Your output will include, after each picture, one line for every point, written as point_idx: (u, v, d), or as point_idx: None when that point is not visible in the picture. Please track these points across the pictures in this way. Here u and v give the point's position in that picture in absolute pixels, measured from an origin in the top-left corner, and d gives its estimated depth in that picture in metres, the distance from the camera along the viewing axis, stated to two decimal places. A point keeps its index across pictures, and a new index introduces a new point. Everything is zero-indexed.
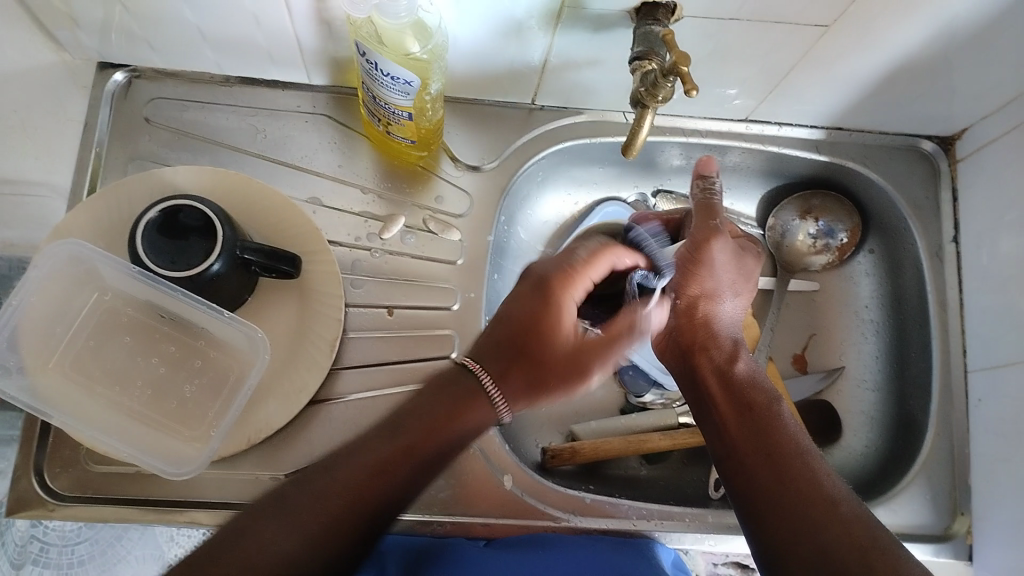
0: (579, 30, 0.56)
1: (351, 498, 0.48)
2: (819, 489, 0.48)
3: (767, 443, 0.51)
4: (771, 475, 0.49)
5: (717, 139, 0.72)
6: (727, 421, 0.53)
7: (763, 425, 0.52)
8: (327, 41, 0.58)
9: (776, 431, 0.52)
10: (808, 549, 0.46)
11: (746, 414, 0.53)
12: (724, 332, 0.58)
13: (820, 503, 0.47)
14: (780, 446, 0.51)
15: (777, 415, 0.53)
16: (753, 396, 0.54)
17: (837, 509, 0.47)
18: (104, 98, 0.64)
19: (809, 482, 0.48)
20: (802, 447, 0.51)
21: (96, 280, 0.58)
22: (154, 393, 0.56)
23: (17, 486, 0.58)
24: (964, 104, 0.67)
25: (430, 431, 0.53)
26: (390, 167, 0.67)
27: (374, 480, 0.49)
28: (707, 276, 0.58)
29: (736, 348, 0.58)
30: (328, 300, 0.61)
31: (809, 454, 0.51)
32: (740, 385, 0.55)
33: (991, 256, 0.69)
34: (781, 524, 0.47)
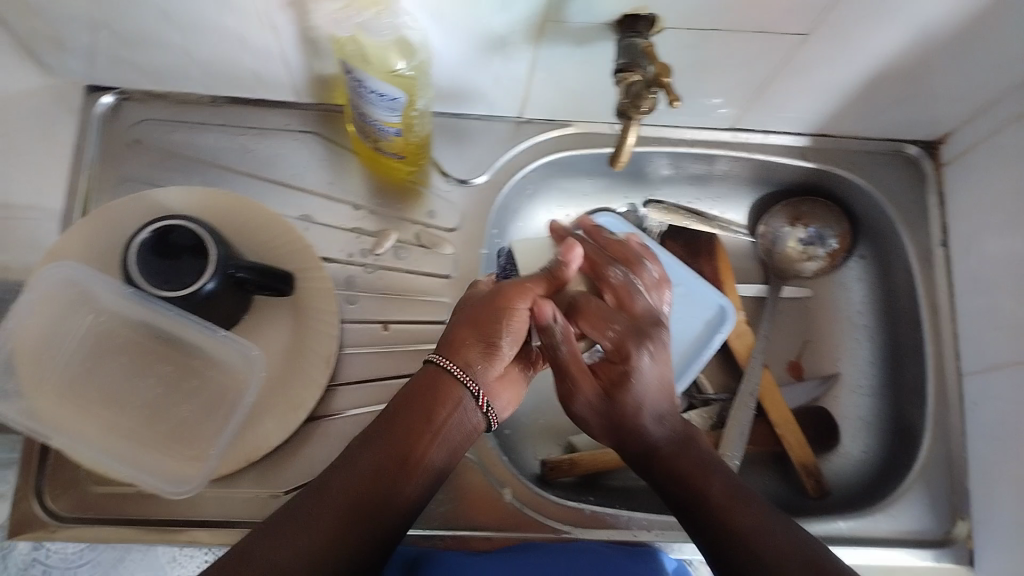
0: (563, 44, 0.57)
1: (355, 515, 0.46)
2: (735, 516, 0.48)
3: (689, 481, 0.50)
4: (702, 508, 0.49)
5: (704, 148, 0.73)
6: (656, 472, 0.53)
7: (679, 456, 0.52)
8: (314, 60, 0.59)
9: (691, 462, 0.51)
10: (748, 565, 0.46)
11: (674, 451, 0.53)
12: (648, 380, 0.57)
13: (754, 525, 0.47)
14: (705, 479, 0.50)
15: (708, 458, 0.52)
16: (672, 434, 0.53)
17: (768, 539, 0.47)
18: (92, 122, 0.65)
19: (740, 509, 0.48)
20: (734, 483, 0.50)
21: (91, 302, 0.58)
22: (150, 413, 0.57)
23: (17, 508, 0.58)
24: (947, 108, 0.68)
25: (409, 446, 0.49)
26: (381, 183, 0.67)
27: (370, 488, 0.47)
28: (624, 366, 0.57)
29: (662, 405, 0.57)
30: (322, 316, 0.61)
31: (724, 479, 0.50)
32: (676, 435, 0.54)
33: (979, 257, 0.70)
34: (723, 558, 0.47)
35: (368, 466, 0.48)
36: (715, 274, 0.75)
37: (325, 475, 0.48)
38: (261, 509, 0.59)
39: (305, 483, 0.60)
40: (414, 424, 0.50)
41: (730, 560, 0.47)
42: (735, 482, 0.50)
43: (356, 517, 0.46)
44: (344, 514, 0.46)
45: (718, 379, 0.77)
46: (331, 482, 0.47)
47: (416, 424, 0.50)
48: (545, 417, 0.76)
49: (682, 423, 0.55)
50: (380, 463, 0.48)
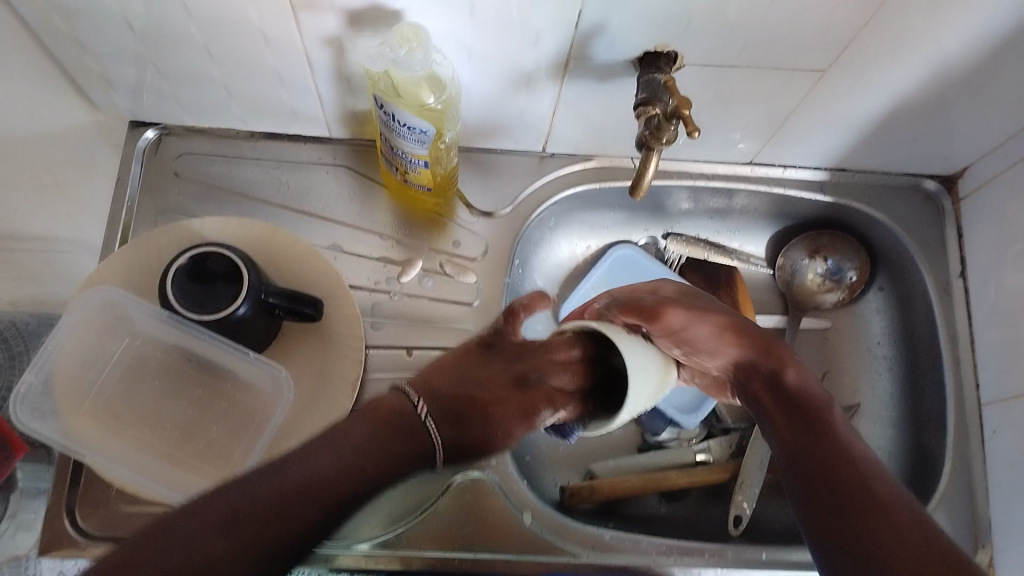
0: (586, 80, 0.59)
1: (318, 486, 0.44)
2: (874, 496, 0.44)
3: (826, 461, 0.46)
4: (828, 489, 0.45)
5: (723, 182, 0.75)
6: (784, 436, 0.50)
7: (815, 436, 0.48)
8: (346, 96, 0.61)
9: (834, 443, 0.48)
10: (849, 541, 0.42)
11: (805, 428, 0.49)
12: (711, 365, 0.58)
13: (860, 490, 0.44)
14: (841, 465, 0.46)
15: (836, 427, 0.49)
16: (810, 410, 0.51)
17: (884, 530, 0.42)
18: (136, 155, 0.68)
19: (854, 476, 0.45)
20: (858, 455, 0.47)
21: (128, 326, 0.60)
22: (181, 435, 0.59)
23: (50, 526, 0.59)
24: (964, 143, 0.69)
25: (385, 444, 0.48)
26: (408, 214, 0.69)
27: (348, 472, 0.46)
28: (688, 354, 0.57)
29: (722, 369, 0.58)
30: (349, 342, 0.63)
31: (872, 468, 0.46)
32: (793, 395, 0.52)
33: (998, 288, 0.70)
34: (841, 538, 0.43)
35: (339, 459, 0.46)
36: (732, 304, 0.75)
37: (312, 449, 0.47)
38: None
39: None
40: (392, 429, 0.49)
41: (833, 536, 0.43)
42: (889, 478, 0.45)
43: (311, 485, 0.44)
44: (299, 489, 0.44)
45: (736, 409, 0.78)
46: (310, 454, 0.46)
47: (403, 427, 0.49)
48: (566, 444, 0.77)
49: (814, 394, 0.52)
50: (368, 443, 0.47)
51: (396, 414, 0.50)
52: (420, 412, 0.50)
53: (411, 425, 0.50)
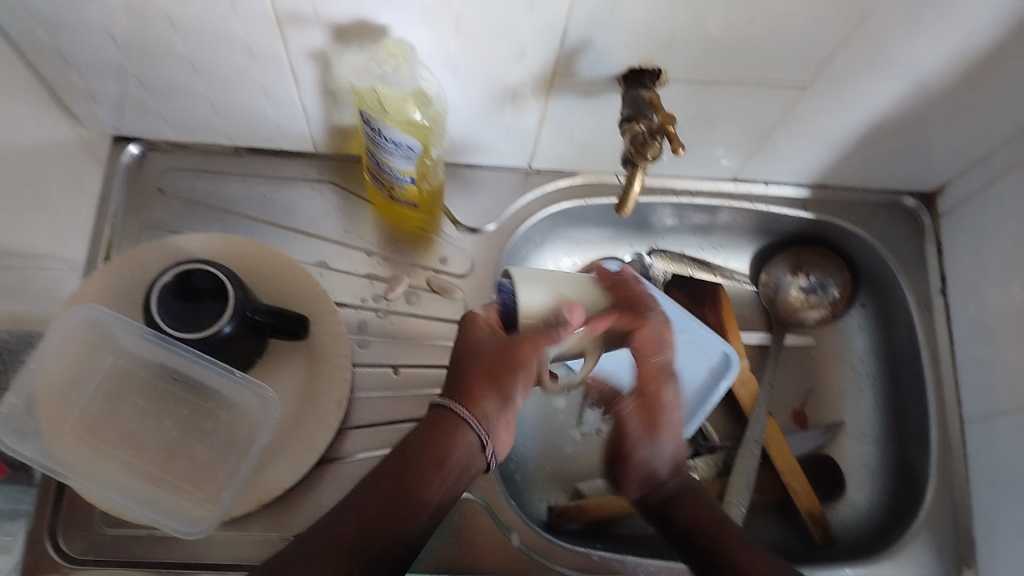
0: (572, 97, 0.59)
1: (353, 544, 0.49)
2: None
3: (754, 563, 0.54)
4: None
5: (707, 198, 0.75)
6: (715, 533, 0.57)
7: (718, 541, 0.56)
8: (332, 111, 0.61)
9: (763, 552, 0.55)
10: None
11: (734, 533, 0.57)
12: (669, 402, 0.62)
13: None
14: (773, 571, 0.53)
15: (729, 527, 0.58)
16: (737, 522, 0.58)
17: None
18: (118, 170, 0.67)
19: (772, 572, 0.53)
20: (762, 553, 0.55)
21: (112, 345, 0.60)
22: (166, 455, 0.57)
23: (31, 551, 0.58)
24: (943, 159, 0.71)
25: (425, 475, 0.52)
26: (394, 231, 0.69)
27: (365, 531, 0.49)
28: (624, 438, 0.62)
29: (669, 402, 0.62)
30: (336, 359, 0.62)
31: (798, 573, 0.53)
32: (683, 505, 0.59)
33: (978, 304, 0.71)
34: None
35: (376, 501, 0.50)
36: (717, 323, 0.76)
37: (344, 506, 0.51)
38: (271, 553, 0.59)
39: None
40: (440, 444, 0.53)
41: None
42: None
43: (344, 551, 0.48)
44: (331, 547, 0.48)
45: (721, 425, 0.78)
46: (330, 526, 0.50)
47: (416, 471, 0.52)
48: (554, 462, 0.76)
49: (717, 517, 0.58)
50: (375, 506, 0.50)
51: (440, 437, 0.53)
52: (467, 420, 0.53)
53: (429, 430, 0.54)
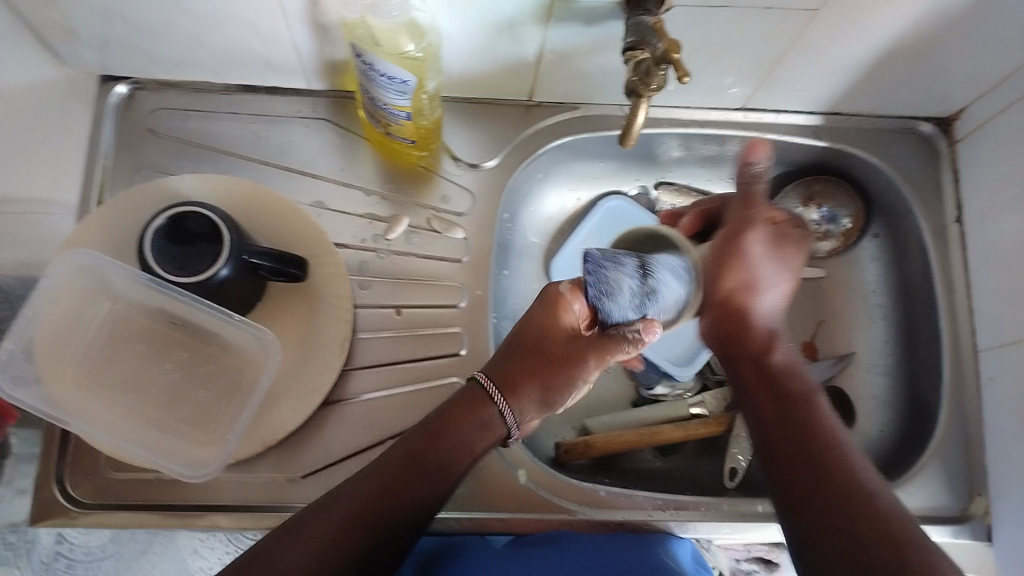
0: (570, 25, 0.57)
1: (373, 500, 0.50)
2: (855, 485, 0.49)
3: (803, 436, 0.52)
4: (813, 476, 0.50)
5: (716, 129, 0.73)
6: (765, 411, 0.55)
7: (800, 421, 0.53)
8: (324, 44, 0.59)
9: (814, 427, 0.52)
10: (836, 536, 0.47)
11: (784, 409, 0.54)
12: (761, 326, 0.59)
13: (849, 489, 0.48)
14: (824, 449, 0.51)
15: (813, 407, 0.54)
16: (791, 390, 0.55)
17: (859, 523, 0.47)
18: (107, 111, 0.65)
19: (840, 467, 0.50)
20: (839, 439, 0.52)
21: (110, 289, 0.59)
22: (169, 400, 0.57)
23: (39, 495, 0.58)
24: (962, 82, 0.68)
25: (454, 432, 0.54)
26: (393, 169, 0.67)
27: (382, 491, 0.50)
28: (743, 267, 0.59)
29: (772, 339, 0.59)
30: (336, 301, 0.61)
31: (844, 454, 0.51)
32: (775, 377, 0.56)
33: (995, 232, 0.69)
34: (823, 518, 0.48)
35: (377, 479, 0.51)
36: None
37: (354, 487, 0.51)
38: (279, 493, 0.59)
39: (323, 466, 0.60)
40: (457, 426, 0.54)
41: (814, 532, 0.48)
42: (861, 464, 0.51)
43: (357, 517, 0.49)
44: (357, 512, 0.50)
45: None
46: (347, 493, 0.50)
47: (441, 430, 0.53)
48: None
49: (800, 376, 0.57)
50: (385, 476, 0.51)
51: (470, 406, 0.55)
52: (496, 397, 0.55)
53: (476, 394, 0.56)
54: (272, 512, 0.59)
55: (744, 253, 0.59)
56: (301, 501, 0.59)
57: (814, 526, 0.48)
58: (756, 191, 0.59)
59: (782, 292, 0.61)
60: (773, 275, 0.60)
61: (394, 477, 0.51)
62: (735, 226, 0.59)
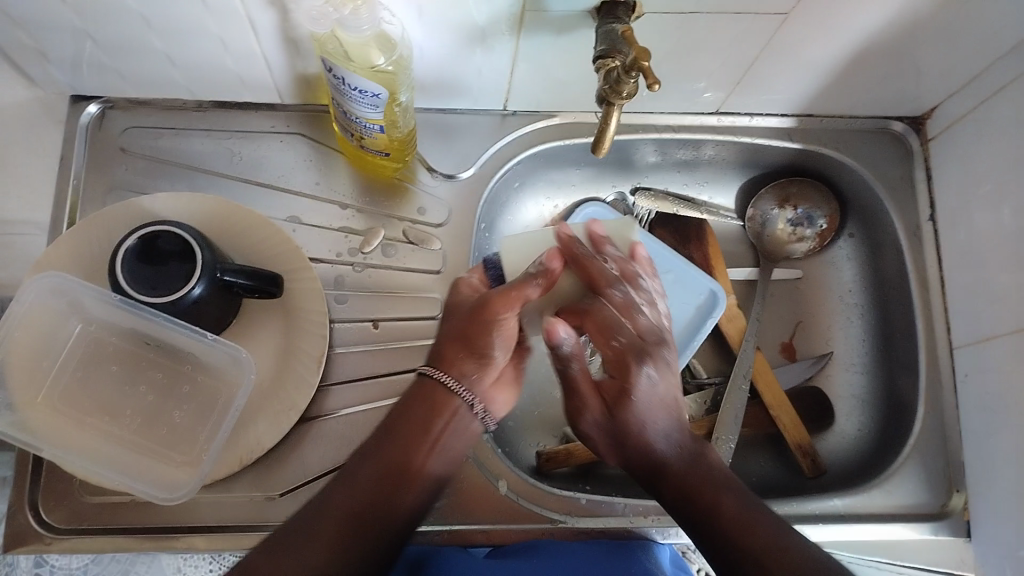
0: (542, 34, 0.57)
1: (355, 518, 0.47)
2: (743, 510, 0.48)
3: (696, 454, 0.51)
4: (699, 489, 0.50)
5: (690, 134, 0.73)
6: None
7: (688, 441, 0.53)
8: (296, 59, 0.58)
9: (705, 450, 0.53)
10: (732, 534, 0.47)
11: (678, 438, 0.54)
12: (642, 413, 0.50)
13: (737, 508, 0.48)
14: (693, 470, 0.50)
15: (699, 438, 0.55)
16: (641, 465, 0.52)
17: (752, 537, 0.47)
18: (79, 133, 0.64)
19: (730, 492, 0.49)
20: (725, 467, 0.52)
21: (81, 312, 0.58)
22: (144, 421, 0.57)
23: (12, 522, 0.57)
24: (930, 83, 0.68)
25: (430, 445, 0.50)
26: (368, 181, 0.67)
27: (378, 496, 0.48)
28: (595, 313, 0.54)
29: (671, 410, 0.51)
30: (313, 316, 0.61)
31: (715, 485, 0.49)
32: None
33: (967, 230, 0.70)
34: (724, 536, 0.47)
35: (374, 475, 0.48)
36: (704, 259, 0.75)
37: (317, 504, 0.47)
38: (257, 513, 0.59)
39: (301, 484, 0.60)
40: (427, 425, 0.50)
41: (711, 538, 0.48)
42: (739, 495, 0.49)
43: (356, 521, 0.47)
44: (340, 531, 0.46)
45: (710, 362, 0.77)
46: (335, 500, 0.47)
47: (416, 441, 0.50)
48: (541, 408, 0.76)
49: (686, 421, 0.52)
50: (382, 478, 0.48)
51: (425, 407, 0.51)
52: (444, 377, 0.51)
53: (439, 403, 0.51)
54: (251, 532, 0.58)
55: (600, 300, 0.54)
56: (280, 520, 0.59)
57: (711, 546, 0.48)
58: (609, 290, 0.54)
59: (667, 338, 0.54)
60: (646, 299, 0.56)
61: (359, 513, 0.47)
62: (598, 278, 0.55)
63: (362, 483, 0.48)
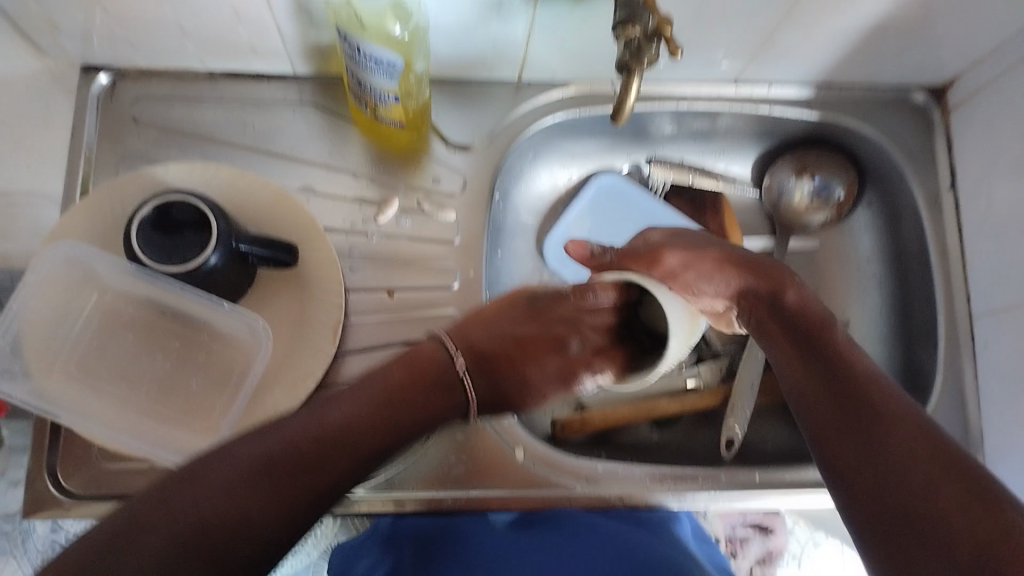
0: (558, 3, 0.56)
1: (326, 450, 0.48)
2: (887, 421, 0.47)
3: (828, 376, 0.51)
4: (843, 417, 0.49)
5: (706, 103, 0.72)
6: (791, 359, 0.54)
7: (828, 356, 0.52)
8: (307, 27, 0.58)
9: (838, 362, 0.52)
10: (867, 476, 0.46)
11: (809, 349, 0.53)
12: (787, 292, 0.57)
13: (877, 429, 0.47)
14: (838, 371, 0.51)
15: (834, 337, 0.54)
16: (811, 326, 0.55)
17: (887, 458, 0.46)
18: (90, 103, 0.64)
19: (883, 405, 0.48)
20: (863, 372, 0.51)
21: (95, 281, 0.58)
22: (160, 390, 0.57)
23: (33, 487, 0.58)
24: (953, 52, 0.67)
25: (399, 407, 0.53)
26: (381, 151, 0.67)
27: (347, 428, 0.49)
28: (683, 273, 0.60)
29: (775, 286, 0.58)
30: (327, 287, 0.61)
31: (887, 388, 0.50)
32: (795, 316, 0.56)
33: (988, 202, 0.69)
34: (857, 451, 0.48)
35: (352, 409, 0.51)
36: (720, 229, 0.75)
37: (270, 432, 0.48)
38: None
39: None
40: (411, 390, 0.54)
41: (853, 478, 0.47)
42: (903, 397, 0.49)
43: (314, 446, 0.48)
44: (310, 450, 0.47)
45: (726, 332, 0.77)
46: (304, 421, 0.49)
47: (406, 394, 0.54)
48: None
49: (779, 275, 0.59)
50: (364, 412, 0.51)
51: (427, 367, 0.57)
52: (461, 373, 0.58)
53: (449, 378, 0.58)
54: None
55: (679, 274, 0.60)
56: None
57: (836, 464, 0.48)
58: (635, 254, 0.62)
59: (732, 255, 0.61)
60: (714, 263, 0.61)
61: (328, 432, 0.49)
62: (650, 263, 0.61)
63: (344, 410, 0.50)
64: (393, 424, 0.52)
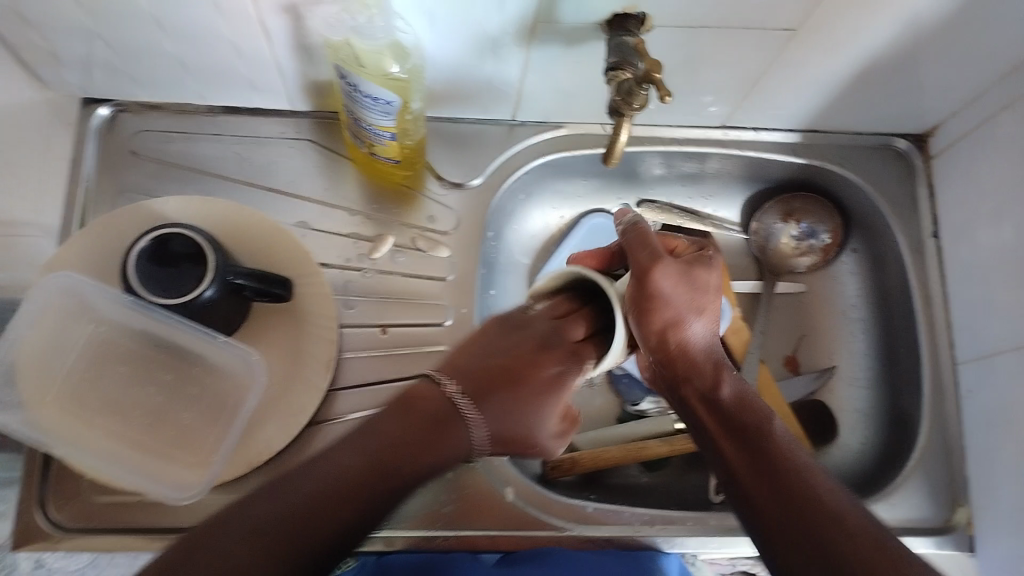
0: (552, 47, 0.58)
1: (376, 466, 0.49)
2: (827, 508, 0.49)
3: (766, 463, 0.52)
4: (779, 501, 0.50)
5: (696, 147, 0.74)
6: (725, 445, 0.55)
7: (763, 448, 0.53)
8: (307, 65, 0.59)
9: (775, 452, 0.53)
10: (809, 554, 0.47)
11: (744, 436, 0.55)
12: (705, 356, 0.60)
13: (820, 514, 0.49)
14: (778, 461, 0.52)
15: (771, 432, 0.55)
16: (750, 421, 0.56)
17: (832, 543, 0.47)
18: (89, 133, 0.65)
19: (817, 496, 0.50)
20: (801, 462, 0.52)
21: (91, 312, 0.58)
22: (153, 421, 0.57)
23: (23, 520, 0.58)
24: (935, 101, 0.69)
25: (430, 439, 0.51)
26: (377, 188, 0.68)
27: (348, 474, 0.48)
28: (663, 308, 0.59)
29: (717, 367, 0.59)
30: (321, 323, 0.62)
31: (823, 479, 0.52)
32: (731, 408, 0.57)
33: (970, 247, 0.70)
34: (794, 530, 0.49)
35: (347, 465, 0.48)
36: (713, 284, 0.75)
37: (309, 475, 0.48)
38: None
39: None
40: (433, 431, 0.52)
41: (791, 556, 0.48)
42: (835, 486, 0.51)
43: (347, 488, 0.47)
44: (315, 500, 0.46)
45: None
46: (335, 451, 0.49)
47: (402, 436, 0.50)
48: None
49: (715, 357, 0.60)
50: (367, 463, 0.49)
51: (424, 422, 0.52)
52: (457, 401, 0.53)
53: (445, 410, 0.53)
54: None
55: (661, 293, 0.55)
56: None
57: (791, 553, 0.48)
58: (645, 228, 0.58)
59: (709, 320, 0.60)
60: (703, 308, 0.60)
61: (346, 488, 0.47)
62: (645, 261, 0.56)
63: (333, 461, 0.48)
64: (399, 467, 0.50)
